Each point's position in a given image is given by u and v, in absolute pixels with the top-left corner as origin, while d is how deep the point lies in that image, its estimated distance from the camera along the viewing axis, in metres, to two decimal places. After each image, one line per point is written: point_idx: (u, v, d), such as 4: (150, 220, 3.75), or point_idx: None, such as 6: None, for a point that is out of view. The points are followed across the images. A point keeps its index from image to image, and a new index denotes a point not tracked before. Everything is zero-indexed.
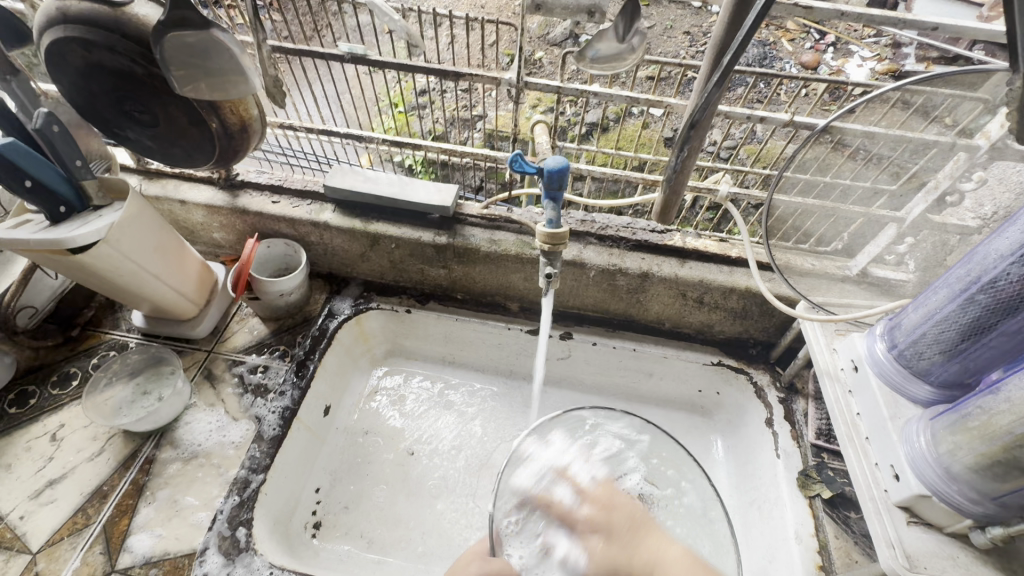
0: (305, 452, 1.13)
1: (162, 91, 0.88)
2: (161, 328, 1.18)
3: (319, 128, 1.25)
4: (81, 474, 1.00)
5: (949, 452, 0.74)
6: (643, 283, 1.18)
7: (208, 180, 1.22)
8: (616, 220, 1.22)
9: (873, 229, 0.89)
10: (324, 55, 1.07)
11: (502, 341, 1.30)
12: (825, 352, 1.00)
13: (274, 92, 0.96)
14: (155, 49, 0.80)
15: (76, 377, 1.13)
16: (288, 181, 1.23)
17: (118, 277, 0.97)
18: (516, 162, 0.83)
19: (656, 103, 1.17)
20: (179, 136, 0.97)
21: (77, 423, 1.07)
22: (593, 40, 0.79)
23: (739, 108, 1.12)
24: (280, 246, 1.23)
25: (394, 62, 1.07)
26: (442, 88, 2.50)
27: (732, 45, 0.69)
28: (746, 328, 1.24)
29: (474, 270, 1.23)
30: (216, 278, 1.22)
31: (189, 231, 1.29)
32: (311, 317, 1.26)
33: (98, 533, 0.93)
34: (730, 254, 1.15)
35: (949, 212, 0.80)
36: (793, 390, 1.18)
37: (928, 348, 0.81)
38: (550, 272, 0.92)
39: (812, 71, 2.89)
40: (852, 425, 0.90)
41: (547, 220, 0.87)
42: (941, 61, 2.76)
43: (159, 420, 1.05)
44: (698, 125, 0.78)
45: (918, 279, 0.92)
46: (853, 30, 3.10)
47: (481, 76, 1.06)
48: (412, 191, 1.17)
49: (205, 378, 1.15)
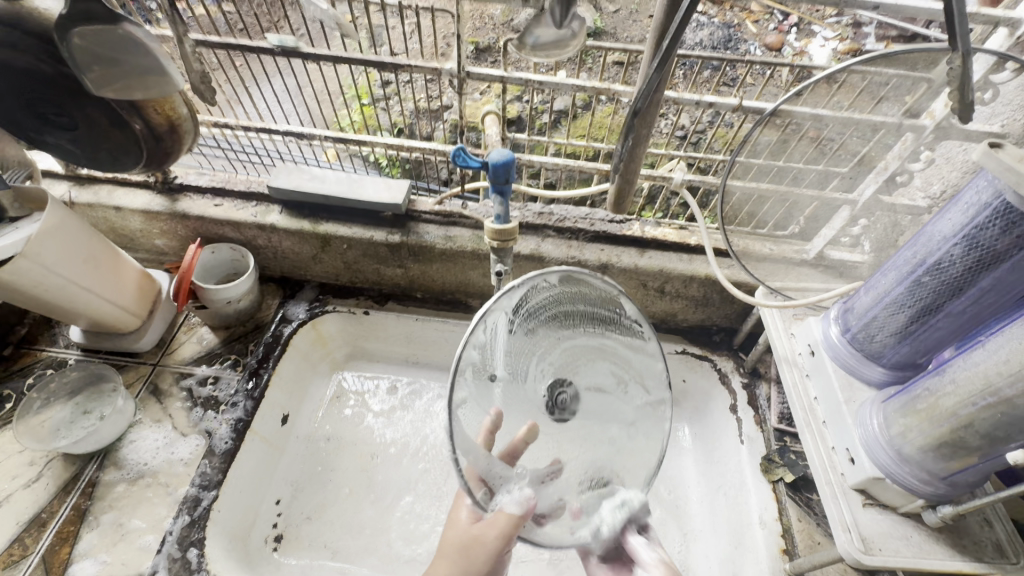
0: (262, 464, 1.09)
1: (78, 91, 0.82)
2: (103, 343, 1.12)
3: (261, 125, 1.19)
4: (18, 502, 0.94)
5: (900, 434, 0.74)
6: (603, 275, 1.16)
7: (144, 185, 1.16)
8: (575, 211, 1.19)
9: (828, 212, 0.87)
10: (253, 49, 1.01)
11: (466, 340, 1.28)
12: (784, 337, 0.99)
13: (202, 89, 0.89)
14: (61, 46, 0.74)
15: (10, 399, 1.06)
16: (230, 182, 1.17)
17: (43, 293, 0.92)
18: (460, 156, 0.79)
19: (604, 90, 1.14)
20: (101, 139, 0.90)
21: (12, 448, 1.00)
22: (532, 25, 0.76)
23: (690, 94, 1.10)
24: (226, 251, 1.17)
25: (330, 54, 1.02)
26: (404, 78, 2.42)
27: (669, 29, 0.67)
28: (708, 315, 1.23)
29: (431, 268, 1.20)
30: (158, 287, 1.16)
31: (128, 239, 1.23)
32: (263, 323, 1.22)
33: (38, 564, 0.88)
34: (689, 242, 1.13)
35: (899, 191, 0.81)
36: (756, 375, 1.19)
37: (879, 330, 0.81)
38: (502, 269, 0.87)
39: (776, 52, 2.89)
40: (809, 410, 0.90)
41: (496, 216, 0.84)
42: (901, 40, 2.80)
43: (101, 441, 0.99)
44: (641, 114, 0.76)
45: (872, 260, 0.93)
46: (816, 10, 3.09)
47: (421, 67, 1.02)
48: (361, 189, 1.12)
49: (151, 394, 1.09)
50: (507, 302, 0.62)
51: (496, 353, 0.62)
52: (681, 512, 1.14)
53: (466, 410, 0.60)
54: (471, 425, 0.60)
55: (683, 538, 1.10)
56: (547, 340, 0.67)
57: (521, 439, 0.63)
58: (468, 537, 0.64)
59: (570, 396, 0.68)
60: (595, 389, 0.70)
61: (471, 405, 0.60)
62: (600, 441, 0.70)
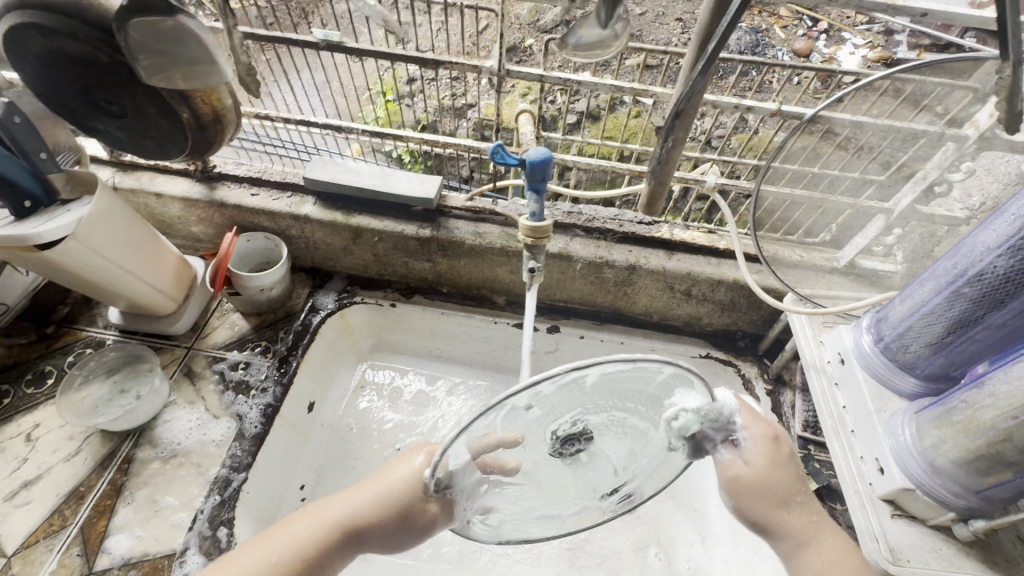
0: (288, 449, 1.11)
1: (132, 80, 0.85)
2: (139, 325, 1.15)
3: (298, 118, 1.22)
4: (58, 475, 0.98)
5: (934, 445, 0.74)
6: (630, 276, 1.16)
7: (184, 172, 1.19)
8: (604, 211, 1.20)
9: (862, 219, 0.87)
10: (298, 42, 1.03)
11: (490, 336, 1.29)
12: (813, 344, 0.98)
13: (247, 81, 0.92)
14: (119, 35, 0.77)
15: (51, 375, 1.10)
16: (267, 173, 1.20)
17: (89, 274, 0.95)
18: (498, 153, 0.80)
19: (641, 92, 1.14)
20: (148, 127, 0.93)
21: (53, 422, 1.04)
22: (576, 26, 0.77)
23: (727, 98, 1.10)
24: (261, 240, 1.19)
25: (371, 49, 1.03)
26: (430, 75, 2.43)
27: (716, 32, 0.67)
28: (734, 320, 1.23)
29: (459, 263, 1.21)
30: (194, 273, 1.19)
31: (166, 225, 1.26)
32: (293, 312, 1.24)
33: (76, 535, 0.92)
34: (718, 246, 1.13)
35: (938, 203, 0.81)
36: (781, 382, 1.19)
37: (914, 341, 0.81)
38: (535, 265, 0.90)
39: (804, 59, 2.86)
40: (837, 418, 0.89)
41: (531, 213, 0.85)
42: (934, 49, 2.76)
43: (138, 419, 1.02)
44: (683, 116, 0.77)
45: (906, 270, 0.92)
46: (845, 17, 3.04)
47: (462, 64, 1.03)
48: (394, 183, 1.14)
49: (184, 376, 1.12)
50: (597, 370, 0.56)
51: (549, 398, 0.59)
52: (699, 515, 1.13)
53: (483, 429, 0.59)
54: (480, 437, 0.60)
55: (699, 540, 1.10)
56: (603, 403, 0.63)
57: (505, 463, 0.64)
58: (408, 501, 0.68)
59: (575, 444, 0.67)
60: (600, 446, 0.69)
61: (494, 425, 0.59)
62: (567, 487, 0.71)
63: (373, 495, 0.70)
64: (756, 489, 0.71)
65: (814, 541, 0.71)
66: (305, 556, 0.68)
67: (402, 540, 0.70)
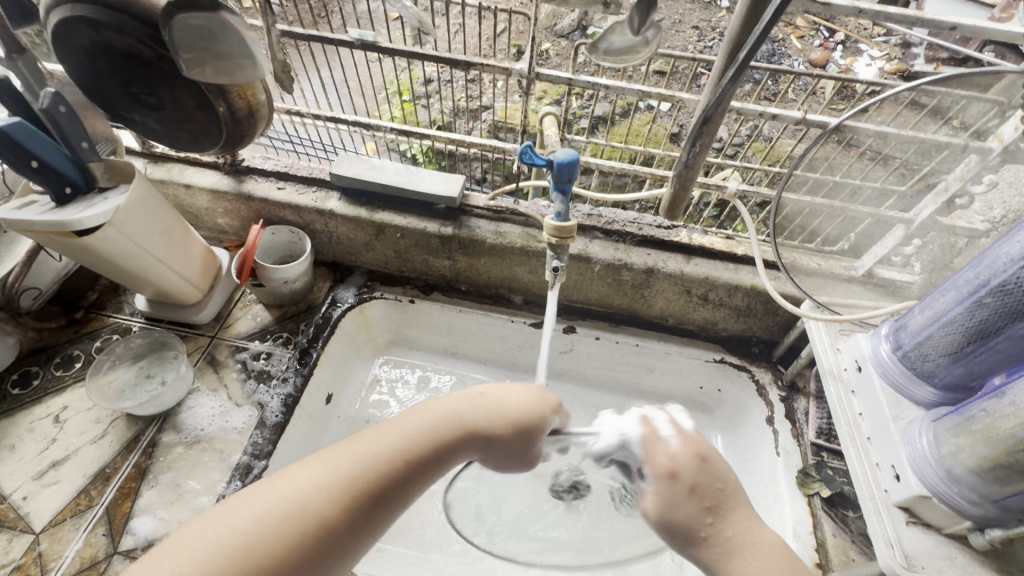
0: (307, 439, 1.13)
1: (172, 74, 0.87)
2: (166, 313, 1.18)
3: (326, 115, 1.24)
4: (85, 456, 1.00)
5: (951, 454, 0.74)
6: (647, 279, 1.17)
7: (213, 165, 1.22)
8: (623, 214, 1.21)
9: (881, 229, 0.87)
10: (334, 41, 1.06)
11: (505, 335, 1.31)
12: (829, 351, 0.99)
13: (283, 78, 0.95)
14: (163, 30, 0.79)
15: (79, 359, 1.13)
16: (294, 168, 1.23)
17: (122, 261, 0.97)
18: (527, 154, 0.82)
19: (666, 97, 1.15)
20: (185, 119, 0.96)
21: (81, 405, 1.07)
22: (608, 32, 0.78)
23: (750, 106, 1.11)
24: (285, 233, 1.22)
25: (402, 49, 1.06)
26: (447, 76, 2.45)
27: (748, 40, 0.69)
28: (749, 326, 1.24)
29: (479, 262, 1.23)
30: (220, 264, 1.22)
31: (193, 216, 1.29)
32: (314, 305, 1.26)
33: (102, 515, 0.94)
34: (736, 251, 1.14)
35: (957, 215, 0.80)
36: (795, 389, 1.19)
37: (933, 351, 0.81)
38: (559, 264, 0.92)
39: (820, 69, 2.86)
40: (854, 425, 0.90)
41: (556, 213, 0.87)
42: (952, 62, 2.76)
43: (163, 404, 1.05)
44: (711, 122, 0.78)
45: (924, 280, 0.91)
46: (863, 28, 3.05)
47: (491, 66, 1.06)
48: (419, 181, 1.17)
49: (208, 364, 1.15)
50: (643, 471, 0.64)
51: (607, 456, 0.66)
52: None
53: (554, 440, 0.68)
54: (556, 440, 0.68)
55: None
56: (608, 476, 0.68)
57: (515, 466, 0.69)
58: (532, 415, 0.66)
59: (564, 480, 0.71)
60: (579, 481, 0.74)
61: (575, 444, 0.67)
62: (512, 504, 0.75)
63: (490, 408, 0.65)
64: (667, 524, 0.61)
65: (737, 549, 0.59)
66: (423, 445, 0.61)
67: (506, 460, 0.66)
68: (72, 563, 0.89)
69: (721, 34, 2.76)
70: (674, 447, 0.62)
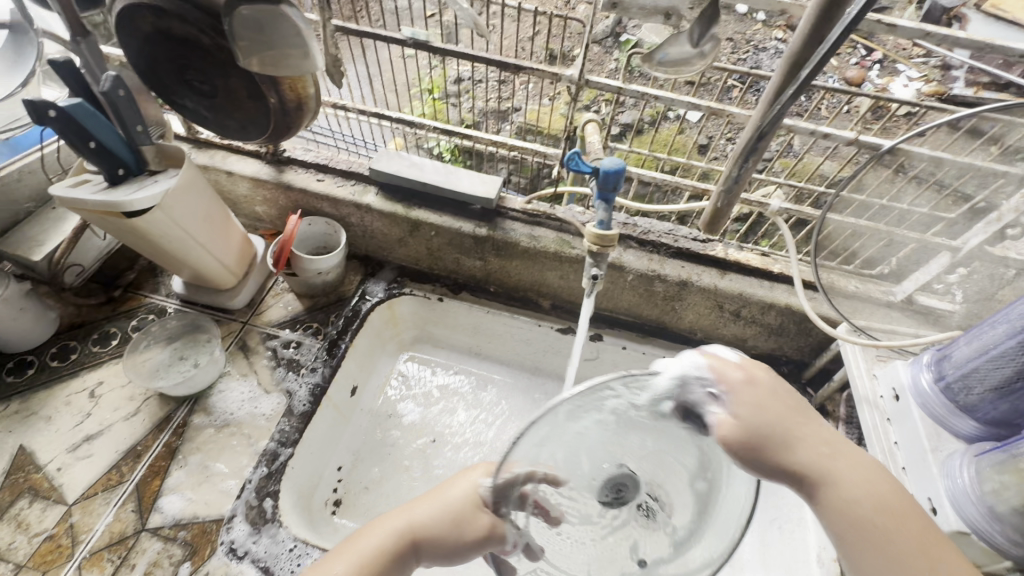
0: (330, 431, 1.14)
1: (227, 62, 0.88)
2: (201, 297, 1.20)
3: (374, 111, 1.30)
4: (118, 432, 1.03)
5: (993, 492, 0.72)
6: (680, 291, 1.16)
7: (255, 154, 1.24)
8: (659, 225, 1.21)
9: (926, 255, 0.85)
10: (386, 38, 1.08)
11: (531, 338, 1.30)
12: (865, 377, 0.98)
13: (333, 72, 0.97)
14: (225, 20, 0.80)
15: (116, 336, 1.15)
16: (334, 160, 1.24)
17: (165, 244, 0.99)
18: (573, 160, 0.81)
19: (715, 110, 1.14)
20: (236, 108, 0.97)
21: (115, 382, 1.09)
22: (665, 43, 0.77)
23: (806, 123, 1.10)
24: (321, 225, 1.23)
25: (454, 49, 1.08)
26: (479, 75, 2.45)
27: (811, 59, 0.68)
28: (780, 345, 1.22)
29: (511, 264, 1.23)
30: (255, 251, 1.24)
31: (232, 203, 1.31)
32: (344, 297, 1.27)
33: (132, 492, 0.96)
34: (772, 269, 1.13)
35: (1008, 244, 0.78)
36: (823, 413, 1.17)
37: (978, 383, 0.79)
38: (598, 272, 0.91)
39: (855, 87, 2.81)
40: (888, 455, 0.89)
41: (598, 221, 0.86)
42: (993, 87, 2.68)
43: (195, 386, 1.06)
44: (766, 138, 0.78)
45: (965, 310, 0.88)
46: (902, 48, 2.99)
47: (542, 70, 1.07)
48: (456, 180, 1.17)
49: (239, 349, 1.16)
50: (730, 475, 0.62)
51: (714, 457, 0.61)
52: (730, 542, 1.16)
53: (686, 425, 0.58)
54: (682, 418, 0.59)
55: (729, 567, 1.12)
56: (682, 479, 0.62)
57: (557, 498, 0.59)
58: (466, 506, 0.70)
59: (627, 480, 0.61)
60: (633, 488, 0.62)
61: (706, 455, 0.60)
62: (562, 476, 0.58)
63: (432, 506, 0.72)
64: (756, 431, 0.58)
65: (830, 478, 0.60)
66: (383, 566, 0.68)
67: (455, 554, 0.70)
68: (102, 537, 0.91)
69: (756, 46, 2.72)
70: (735, 375, 0.61)
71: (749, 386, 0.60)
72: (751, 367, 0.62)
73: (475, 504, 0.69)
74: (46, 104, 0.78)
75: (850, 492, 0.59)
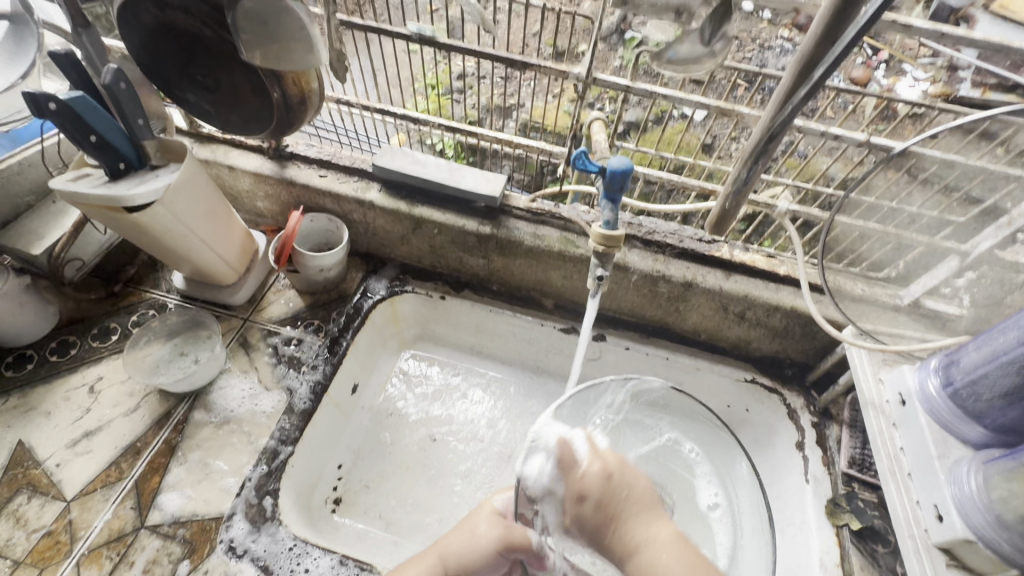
0: (331, 429, 1.13)
1: (230, 55, 0.87)
2: (202, 292, 1.19)
3: (377, 107, 1.30)
4: (117, 428, 1.02)
5: (1001, 499, 0.71)
6: (685, 292, 1.16)
7: (257, 149, 1.23)
8: (664, 225, 1.19)
9: (934, 258, 0.84)
10: (392, 34, 1.06)
11: (534, 337, 1.29)
12: (871, 381, 0.97)
13: (337, 67, 0.96)
14: (228, 13, 0.79)
15: (116, 331, 1.15)
16: (337, 156, 1.23)
17: (167, 240, 0.98)
18: (580, 159, 0.80)
19: (724, 110, 1.13)
20: (239, 102, 0.96)
21: (115, 377, 1.08)
22: (675, 41, 0.76)
23: (813, 124, 1.09)
24: (323, 221, 1.23)
25: (460, 45, 1.07)
26: (482, 72, 2.42)
27: (826, 59, 0.67)
28: (784, 347, 1.21)
29: (514, 263, 1.22)
30: (257, 247, 1.23)
31: (233, 197, 1.30)
32: (346, 294, 1.26)
33: (131, 488, 0.95)
34: (778, 271, 1.11)
35: (1018, 249, 0.76)
36: (827, 416, 1.16)
37: (987, 390, 0.78)
38: (603, 273, 0.90)
39: (861, 87, 2.78)
40: (894, 460, 0.88)
41: (604, 221, 0.85)
42: (1000, 88, 2.66)
43: (195, 383, 1.06)
44: (776, 140, 0.77)
45: (973, 315, 0.84)
46: (909, 48, 2.96)
47: (549, 68, 1.06)
48: (460, 178, 1.16)
49: (240, 345, 1.16)
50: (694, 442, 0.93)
51: (688, 431, 0.93)
52: None
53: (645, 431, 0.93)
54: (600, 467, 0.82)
55: None
56: (682, 462, 0.93)
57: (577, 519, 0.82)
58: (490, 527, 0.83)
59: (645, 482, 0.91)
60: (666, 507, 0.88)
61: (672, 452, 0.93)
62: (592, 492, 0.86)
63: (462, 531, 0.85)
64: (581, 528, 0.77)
65: (648, 542, 0.72)
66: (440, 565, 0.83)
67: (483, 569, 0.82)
68: (100, 534, 0.90)
69: (761, 45, 2.70)
70: (587, 463, 0.77)
71: (598, 471, 0.77)
72: (607, 459, 0.79)
73: (495, 524, 0.84)
74: (45, 97, 0.77)
75: (662, 562, 0.70)
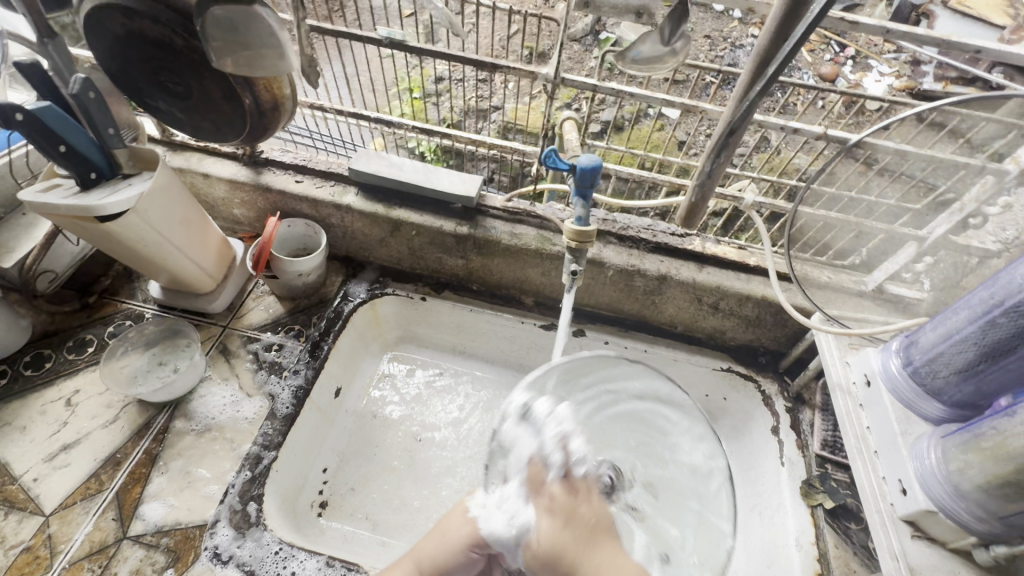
0: (314, 432, 1.13)
1: (200, 63, 0.87)
2: (179, 301, 1.19)
3: (352, 111, 1.31)
4: (96, 440, 1.01)
5: (958, 470, 0.75)
6: (660, 285, 1.19)
7: (232, 156, 1.23)
8: (638, 220, 1.23)
9: (894, 245, 0.87)
10: (363, 38, 1.07)
11: (515, 335, 1.31)
12: (839, 364, 1.00)
13: (309, 72, 0.96)
14: (197, 21, 0.79)
15: (92, 343, 1.14)
16: (312, 161, 1.24)
17: (142, 249, 0.98)
18: (550, 158, 0.82)
19: (690, 107, 1.16)
20: (211, 109, 0.96)
21: (92, 389, 1.07)
22: (637, 41, 0.79)
23: (775, 119, 1.12)
24: (301, 226, 1.23)
25: (430, 48, 1.08)
26: (458, 75, 2.43)
27: (779, 55, 0.70)
28: (757, 336, 1.25)
29: (493, 262, 1.24)
30: (234, 254, 1.23)
31: (209, 205, 1.30)
32: (326, 298, 1.27)
33: (112, 500, 0.95)
34: (749, 262, 1.15)
35: (971, 233, 0.79)
36: (800, 401, 1.20)
37: (943, 367, 0.81)
38: (577, 268, 0.93)
39: (830, 83, 2.86)
40: (862, 439, 0.92)
41: (576, 217, 0.87)
42: (960, 81, 2.76)
43: (175, 392, 1.05)
44: (737, 133, 0.80)
45: (933, 298, 0.88)
46: (874, 44, 3.05)
47: (519, 69, 1.08)
48: (437, 179, 1.18)
49: (220, 353, 1.15)
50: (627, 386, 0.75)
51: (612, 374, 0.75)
52: None
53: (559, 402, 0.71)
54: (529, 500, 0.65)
55: None
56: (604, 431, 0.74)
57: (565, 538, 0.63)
58: (460, 523, 0.70)
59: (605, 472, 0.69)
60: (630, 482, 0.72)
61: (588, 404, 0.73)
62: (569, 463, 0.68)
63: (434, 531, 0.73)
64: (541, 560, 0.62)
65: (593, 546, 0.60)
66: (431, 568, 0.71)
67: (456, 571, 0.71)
68: (81, 547, 0.89)
69: (732, 43, 2.76)
70: (553, 493, 0.63)
71: (564, 490, 0.63)
72: (571, 480, 0.63)
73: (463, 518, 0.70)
74: (12, 107, 0.76)
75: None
